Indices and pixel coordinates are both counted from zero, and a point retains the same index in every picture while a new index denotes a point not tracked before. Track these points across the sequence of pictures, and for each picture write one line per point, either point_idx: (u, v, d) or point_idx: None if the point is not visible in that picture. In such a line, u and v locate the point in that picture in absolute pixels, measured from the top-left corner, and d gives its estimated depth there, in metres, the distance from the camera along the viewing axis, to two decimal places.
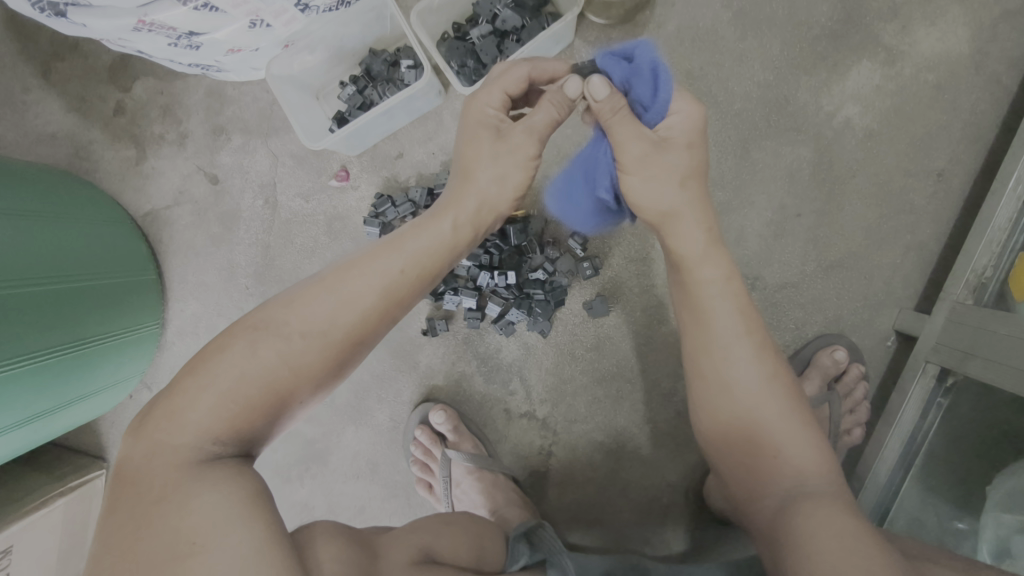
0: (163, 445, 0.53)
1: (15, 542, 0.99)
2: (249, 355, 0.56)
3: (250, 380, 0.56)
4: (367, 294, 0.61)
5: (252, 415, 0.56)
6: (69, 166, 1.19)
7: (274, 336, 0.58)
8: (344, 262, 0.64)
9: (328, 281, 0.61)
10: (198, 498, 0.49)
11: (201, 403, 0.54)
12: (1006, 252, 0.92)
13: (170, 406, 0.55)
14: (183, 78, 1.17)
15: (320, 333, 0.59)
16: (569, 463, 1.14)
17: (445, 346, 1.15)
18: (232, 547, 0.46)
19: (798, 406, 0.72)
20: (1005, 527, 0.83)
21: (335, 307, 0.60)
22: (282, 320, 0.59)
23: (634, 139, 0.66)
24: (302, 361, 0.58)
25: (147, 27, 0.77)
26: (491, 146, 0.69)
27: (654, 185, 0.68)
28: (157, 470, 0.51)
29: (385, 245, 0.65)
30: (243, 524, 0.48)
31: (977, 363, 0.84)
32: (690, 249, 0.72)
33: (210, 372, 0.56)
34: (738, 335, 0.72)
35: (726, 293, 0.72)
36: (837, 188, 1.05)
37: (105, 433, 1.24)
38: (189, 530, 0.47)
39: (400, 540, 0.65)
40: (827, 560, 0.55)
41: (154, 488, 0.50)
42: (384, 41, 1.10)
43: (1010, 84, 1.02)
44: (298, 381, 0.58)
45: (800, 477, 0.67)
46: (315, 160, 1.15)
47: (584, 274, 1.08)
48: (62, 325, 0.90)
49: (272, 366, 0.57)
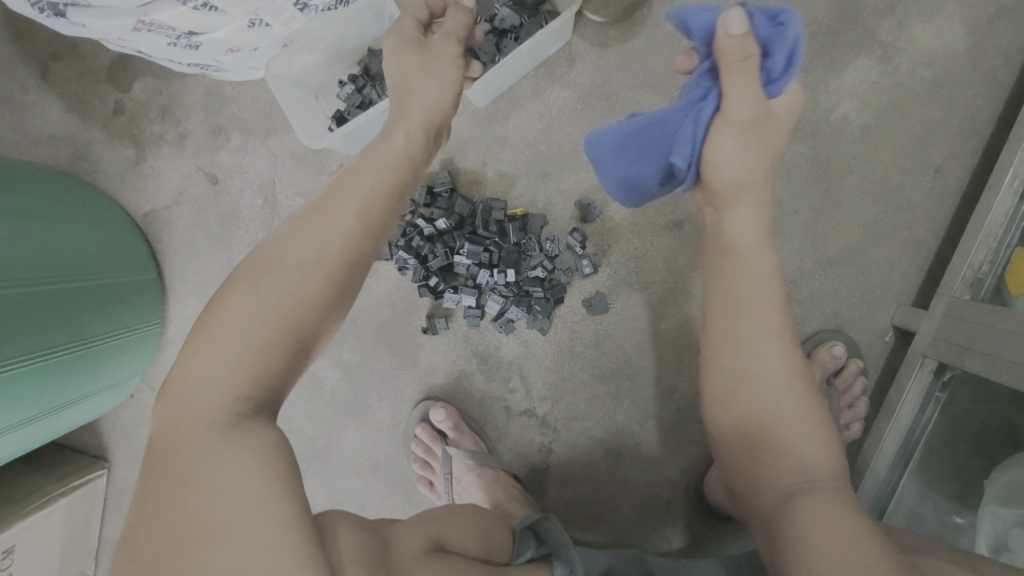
0: (182, 411, 0.53)
1: (17, 542, 1.00)
2: (254, 296, 0.58)
3: (264, 320, 0.57)
4: (353, 227, 0.64)
5: (267, 367, 0.56)
6: (69, 166, 1.19)
7: (273, 275, 0.59)
8: (325, 192, 0.67)
9: (313, 215, 0.63)
10: (225, 479, 0.47)
11: (218, 354, 0.55)
12: (1003, 248, 0.92)
13: (185, 368, 0.55)
14: (182, 78, 1.17)
15: (314, 259, 0.61)
16: (569, 460, 1.15)
17: (445, 344, 1.16)
18: (262, 525, 0.44)
19: (816, 405, 0.72)
20: (1003, 522, 0.83)
21: (324, 235, 0.62)
22: (283, 262, 0.60)
23: (750, 104, 0.69)
24: (305, 289, 0.59)
25: (146, 27, 0.77)
26: (421, 62, 0.78)
27: (743, 158, 0.73)
28: (184, 441, 0.50)
29: (353, 168, 0.69)
30: (270, 503, 0.46)
31: (974, 357, 0.84)
32: (741, 236, 0.76)
33: (219, 325, 0.57)
34: (771, 330, 0.73)
35: (771, 289, 0.74)
36: (834, 184, 1.06)
37: (105, 433, 1.24)
38: (215, 508, 0.45)
39: (411, 528, 0.65)
40: (827, 556, 0.55)
41: (176, 467, 0.48)
42: (383, 40, 1.11)
43: (1007, 80, 1.03)
44: (305, 318, 0.59)
45: (808, 474, 0.67)
46: (314, 160, 1.15)
47: (583, 272, 1.08)
48: (63, 324, 0.91)
49: (275, 299, 0.58)
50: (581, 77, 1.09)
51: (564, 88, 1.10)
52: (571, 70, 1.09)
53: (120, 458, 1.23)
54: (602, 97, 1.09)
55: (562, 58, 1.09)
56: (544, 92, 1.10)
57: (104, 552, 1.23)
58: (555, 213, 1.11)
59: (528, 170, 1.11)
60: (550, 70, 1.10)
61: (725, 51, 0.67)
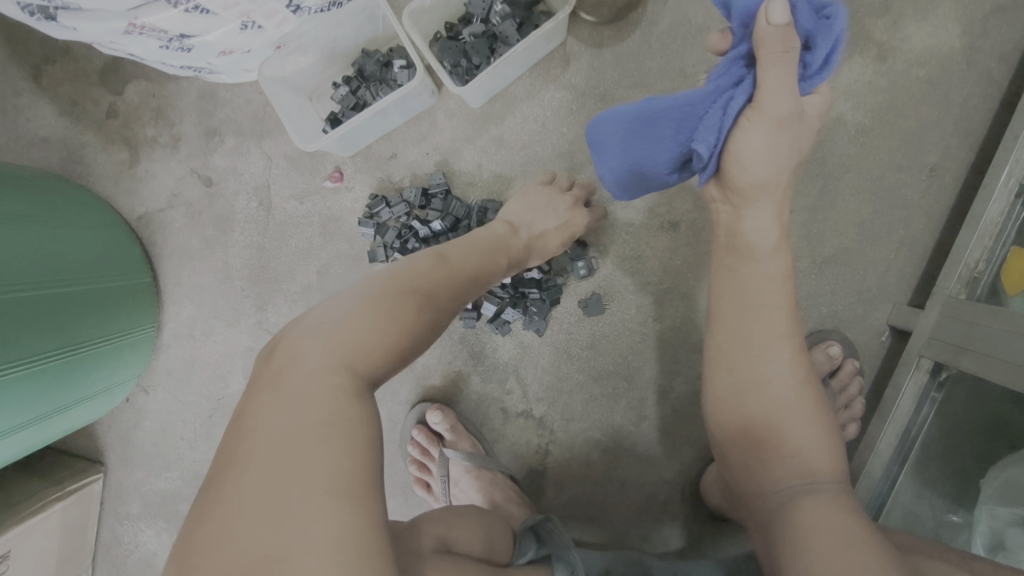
0: (284, 393, 0.53)
1: (12, 548, 0.99)
2: (363, 316, 0.60)
3: (366, 340, 0.58)
4: (450, 287, 0.72)
5: (363, 377, 0.57)
6: (62, 169, 1.18)
7: (387, 300, 0.63)
8: (428, 257, 0.75)
9: (421, 269, 0.71)
10: (315, 462, 0.48)
11: (319, 351, 0.56)
12: (998, 247, 0.92)
13: (293, 356, 0.57)
14: (176, 80, 1.16)
15: (424, 309, 0.65)
16: (567, 461, 1.14)
17: (441, 346, 1.15)
18: (346, 521, 0.46)
19: (823, 409, 0.73)
20: (1000, 520, 0.83)
21: (433, 291, 0.69)
22: (391, 291, 0.64)
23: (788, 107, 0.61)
24: (407, 324, 0.62)
25: (138, 29, 0.76)
26: (559, 209, 0.99)
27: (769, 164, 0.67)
28: (277, 421, 0.51)
29: (460, 257, 0.79)
30: (355, 504, 0.47)
31: (970, 357, 0.84)
32: (759, 241, 0.75)
33: (328, 329, 0.58)
34: (780, 336, 0.74)
35: (782, 292, 0.75)
36: (829, 184, 1.06)
37: (101, 437, 1.23)
38: (307, 492, 0.47)
39: (421, 528, 0.65)
40: (826, 555, 0.55)
41: (268, 445, 0.50)
42: (377, 42, 1.10)
43: (1002, 79, 1.03)
44: (399, 354, 0.61)
45: (814, 477, 0.67)
46: (309, 162, 1.15)
47: (578, 274, 1.08)
48: (57, 329, 0.90)
49: (385, 322, 0.60)
50: (576, 77, 1.09)
51: (560, 89, 1.09)
52: (566, 71, 1.09)
53: (115, 462, 1.23)
54: (597, 98, 1.09)
55: (557, 58, 1.09)
56: (539, 94, 1.10)
57: (100, 556, 1.23)
58: None
59: (523, 171, 1.11)
60: (545, 70, 1.09)
61: (765, 42, 0.57)
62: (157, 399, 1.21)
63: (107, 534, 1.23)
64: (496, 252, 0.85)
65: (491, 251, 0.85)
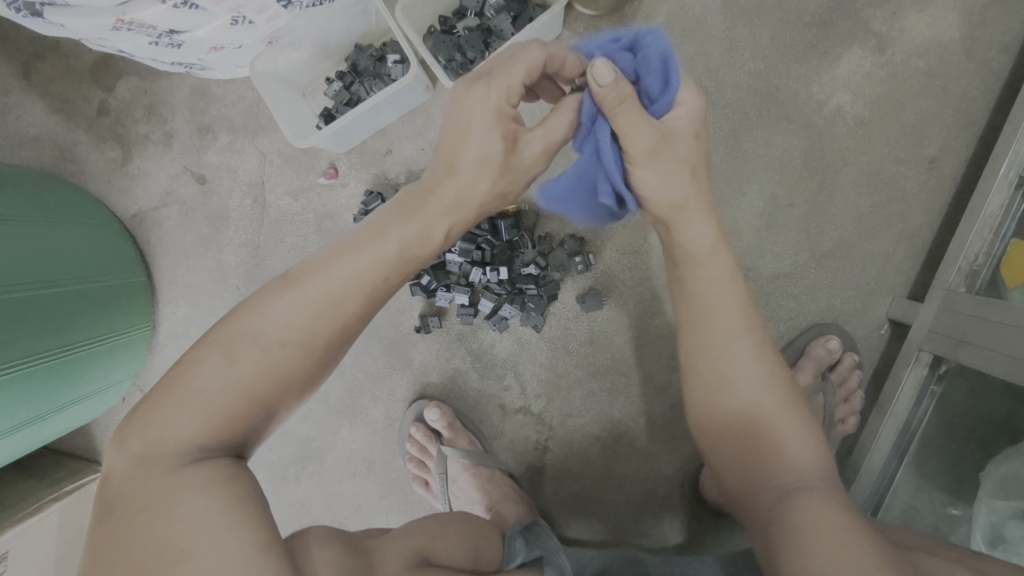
0: (147, 457, 0.52)
1: (10, 549, 0.98)
2: (226, 367, 0.56)
3: (232, 392, 0.55)
4: (342, 293, 0.60)
5: (234, 423, 0.56)
6: (54, 168, 1.17)
7: (250, 345, 0.57)
8: (316, 258, 0.61)
9: (301, 283, 0.59)
10: (187, 508, 0.48)
11: (188, 403, 0.54)
12: (997, 240, 0.92)
13: (150, 417, 0.54)
14: (167, 77, 1.15)
15: (300, 341, 0.58)
16: (565, 457, 1.14)
17: (438, 343, 1.15)
18: (221, 553, 0.46)
19: (794, 400, 0.72)
20: (999, 513, 0.83)
21: (313, 311, 0.59)
22: (262, 327, 0.58)
23: (646, 132, 0.62)
24: (281, 367, 0.57)
25: (126, 26, 0.75)
26: (490, 153, 0.62)
27: (666, 176, 0.66)
28: (145, 479, 0.50)
29: (368, 234, 0.62)
30: (232, 530, 0.47)
31: (969, 350, 0.84)
32: (697, 245, 0.71)
33: (187, 386, 0.55)
34: (737, 333, 0.72)
35: (731, 289, 0.73)
36: (828, 177, 1.05)
37: (99, 437, 1.23)
38: (180, 536, 0.46)
39: (396, 542, 0.64)
40: (825, 552, 0.55)
41: (138, 500, 0.49)
42: (370, 36, 1.09)
43: (1001, 69, 1.02)
44: (281, 389, 0.58)
45: (792, 474, 0.67)
46: (303, 158, 1.14)
47: (576, 270, 1.06)
48: (51, 330, 0.89)
49: (253, 371, 0.56)
50: None
51: None
52: None
53: None
54: None
55: None
56: None
57: None
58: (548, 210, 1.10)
59: None
60: None
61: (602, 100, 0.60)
62: None
63: None
64: (437, 212, 0.64)
65: (422, 204, 0.64)
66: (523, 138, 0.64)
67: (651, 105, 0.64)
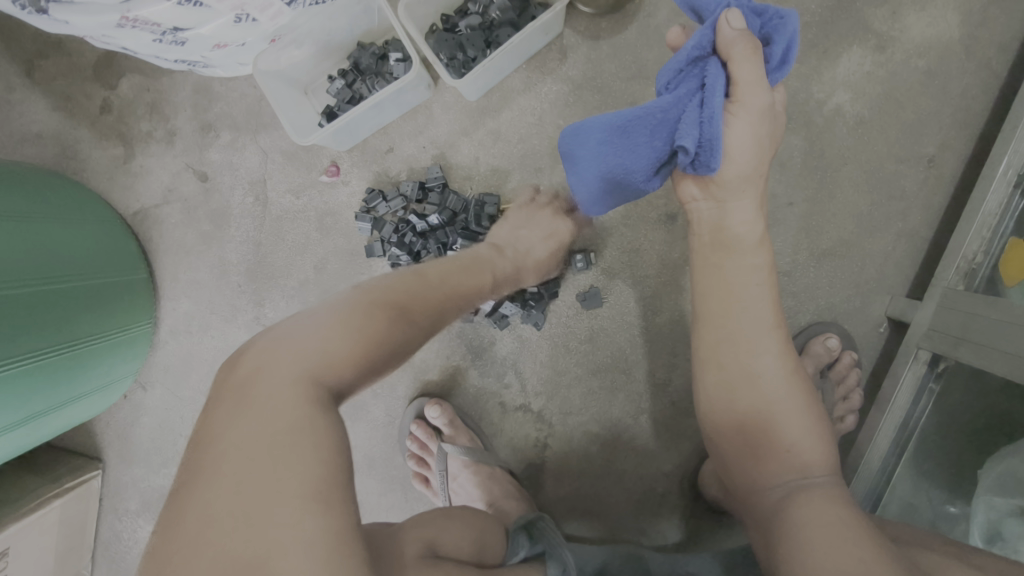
0: (263, 376, 0.51)
1: (12, 544, 0.99)
2: (367, 312, 0.60)
3: (355, 336, 0.57)
4: (442, 298, 0.73)
5: (352, 368, 0.56)
6: (57, 165, 1.18)
7: (382, 308, 0.63)
8: (428, 269, 0.76)
9: (424, 280, 0.72)
10: (292, 450, 0.46)
11: (316, 333, 0.56)
12: (996, 238, 0.92)
13: (288, 333, 0.55)
14: (170, 74, 1.15)
15: (415, 319, 0.66)
16: (566, 454, 1.14)
17: (439, 340, 1.15)
18: (324, 523, 0.43)
19: (813, 401, 0.73)
20: (997, 511, 0.83)
21: (429, 306, 0.70)
22: (393, 301, 0.65)
23: (760, 91, 0.63)
24: (403, 335, 0.63)
25: (130, 23, 0.76)
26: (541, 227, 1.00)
27: (750, 144, 0.67)
28: (268, 390, 0.49)
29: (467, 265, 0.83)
30: (337, 504, 0.45)
31: (968, 348, 0.85)
32: (747, 233, 0.74)
33: (328, 316, 0.58)
34: (768, 328, 0.74)
35: (763, 285, 0.75)
36: (828, 175, 1.05)
37: (99, 434, 1.23)
38: (289, 478, 0.44)
39: (404, 531, 0.64)
40: (820, 550, 0.55)
41: (249, 424, 0.47)
42: (372, 35, 1.10)
43: (1000, 69, 1.02)
44: (393, 353, 0.61)
45: (803, 471, 0.68)
46: (305, 156, 1.14)
47: (576, 267, 1.08)
48: (53, 324, 0.90)
49: (377, 328, 0.59)
50: (573, 69, 1.08)
51: (557, 81, 1.09)
52: (564, 63, 1.08)
53: (114, 458, 1.23)
54: (594, 90, 1.08)
55: (554, 51, 1.08)
56: (537, 87, 1.09)
57: (100, 553, 1.22)
58: None
59: (519, 165, 1.10)
60: (541, 63, 1.09)
61: (729, 48, 0.61)
62: (156, 395, 1.21)
63: (106, 530, 1.22)
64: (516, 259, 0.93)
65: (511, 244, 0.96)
66: None
67: (768, 72, 0.65)
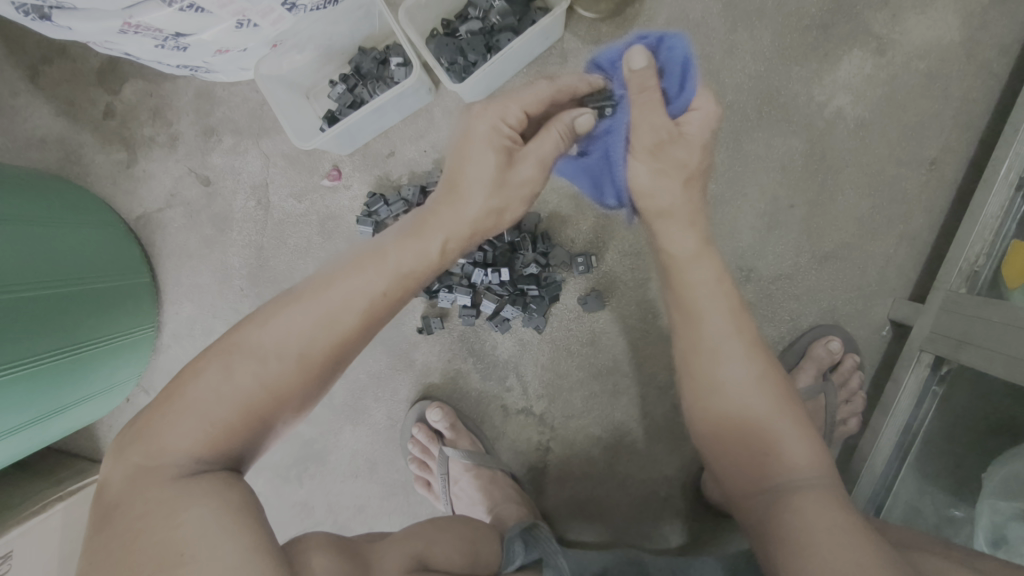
0: (150, 462, 0.53)
1: (15, 548, 0.98)
2: (225, 378, 0.57)
3: (228, 402, 0.56)
4: (341, 309, 0.60)
5: (230, 434, 0.56)
6: (60, 170, 1.18)
7: (248, 357, 0.58)
8: (322, 277, 0.63)
9: (302, 299, 0.60)
10: (185, 516, 0.48)
11: (187, 411, 0.55)
12: (999, 240, 0.92)
13: (150, 427, 0.55)
14: (173, 79, 1.16)
15: (296, 353, 0.58)
16: (567, 457, 1.14)
17: (440, 343, 1.15)
18: (221, 559, 0.46)
19: (787, 400, 0.72)
20: (1000, 514, 0.83)
21: (312, 325, 0.59)
22: (259, 349, 0.58)
23: (654, 130, 0.71)
24: (277, 379, 0.58)
25: (133, 29, 0.76)
26: (492, 168, 0.67)
27: (660, 178, 0.74)
28: (145, 489, 0.51)
29: (372, 255, 0.64)
30: (235, 533, 0.48)
31: (971, 350, 0.84)
32: (680, 250, 0.76)
33: (187, 397, 0.56)
34: (728, 334, 0.74)
35: (719, 292, 0.75)
36: (829, 178, 1.05)
37: (103, 437, 1.24)
38: (179, 543, 0.47)
39: (390, 548, 0.64)
40: (823, 554, 0.55)
41: (139, 505, 0.49)
42: (373, 39, 1.10)
43: (1002, 71, 1.02)
44: (278, 400, 0.58)
45: (789, 472, 0.67)
46: (307, 160, 1.15)
47: (577, 270, 1.07)
48: (56, 329, 0.90)
49: (252, 386, 0.57)
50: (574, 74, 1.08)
51: None
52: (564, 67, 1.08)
53: None
54: None
55: (554, 54, 1.08)
56: None
57: None
58: (549, 212, 1.11)
59: None
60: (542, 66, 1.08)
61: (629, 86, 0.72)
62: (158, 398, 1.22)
63: None
64: (435, 232, 0.67)
65: (423, 231, 0.66)
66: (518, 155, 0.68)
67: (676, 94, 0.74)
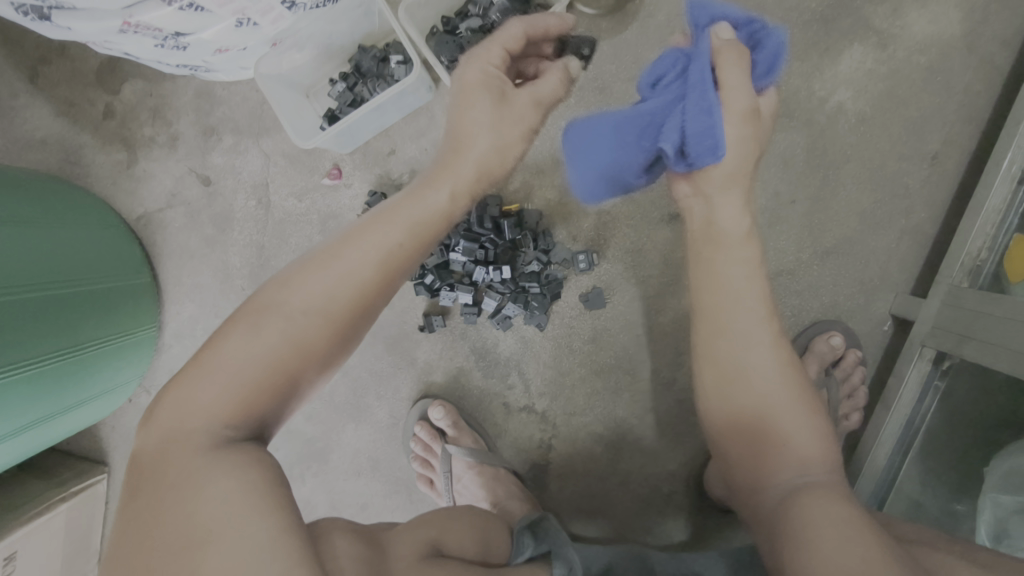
0: (178, 431, 0.53)
1: (19, 549, 0.99)
2: (250, 341, 0.56)
3: (253, 366, 0.56)
4: (361, 267, 0.60)
5: (257, 398, 0.56)
6: (60, 171, 1.18)
7: (272, 318, 0.58)
8: (337, 236, 0.63)
9: (323, 260, 0.60)
10: (213, 487, 0.48)
11: (213, 377, 0.55)
12: (1000, 235, 0.92)
13: (176, 396, 0.55)
14: (172, 79, 1.16)
15: (320, 313, 0.59)
16: (570, 454, 1.14)
17: (442, 341, 1.15)
18: (249, 534, 0.45)
19: (807, 395, 0.72)
20: (1004, 508, 0.83)
21: (332, 285, 0.59)
22: (282, 314, 0.58)
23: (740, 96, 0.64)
24: (303, 340, 0.58)
25: (133, 28, 0.76)
26: (491, 110, 0.67)
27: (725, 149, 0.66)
28: (172, 460, 0.51)
29: (383, 211, 0.64)
30: (258, 513, 0.47)
31: (973, 345, 0.84)
32: (728, 228, 0.73)
33: (212, 363, 0.56)
34: (759, 321, 0.73)
35: (754, 280, 0.73)
36: (830, 174, 1.05)
37: (105, 438, 1.24)
38: (206, 517, 0.46)
39: (406, 535, 0.64)
40: (829, 543, 0.55)
41: (167, 480, 0.50)
42: (373, 37, 1.10)
43: (1003, 65, 1.02)
44: (304, 359, 0.58)
45: (801, 467, 0.67)
46: (307, 159, 1.15)
47: (578, 267, 1.08)
48: (59, 330, 0.90)
49: (276, 346, 0.57)
50: None
51: None
52: None
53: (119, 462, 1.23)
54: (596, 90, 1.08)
55: None
56: None
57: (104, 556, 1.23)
58: (550, 209, 1.11)
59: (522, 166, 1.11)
60: None
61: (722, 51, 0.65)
62: None
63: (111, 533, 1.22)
64: (441, 184, 0.66)
65: (429, 183, 0.66)
66: (510, 93, 0.68)
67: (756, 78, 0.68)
